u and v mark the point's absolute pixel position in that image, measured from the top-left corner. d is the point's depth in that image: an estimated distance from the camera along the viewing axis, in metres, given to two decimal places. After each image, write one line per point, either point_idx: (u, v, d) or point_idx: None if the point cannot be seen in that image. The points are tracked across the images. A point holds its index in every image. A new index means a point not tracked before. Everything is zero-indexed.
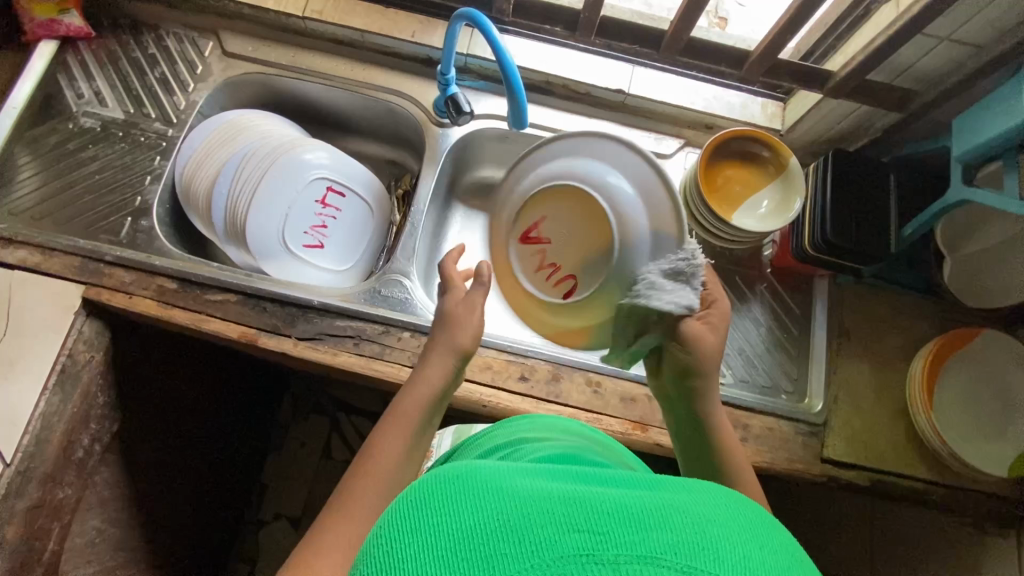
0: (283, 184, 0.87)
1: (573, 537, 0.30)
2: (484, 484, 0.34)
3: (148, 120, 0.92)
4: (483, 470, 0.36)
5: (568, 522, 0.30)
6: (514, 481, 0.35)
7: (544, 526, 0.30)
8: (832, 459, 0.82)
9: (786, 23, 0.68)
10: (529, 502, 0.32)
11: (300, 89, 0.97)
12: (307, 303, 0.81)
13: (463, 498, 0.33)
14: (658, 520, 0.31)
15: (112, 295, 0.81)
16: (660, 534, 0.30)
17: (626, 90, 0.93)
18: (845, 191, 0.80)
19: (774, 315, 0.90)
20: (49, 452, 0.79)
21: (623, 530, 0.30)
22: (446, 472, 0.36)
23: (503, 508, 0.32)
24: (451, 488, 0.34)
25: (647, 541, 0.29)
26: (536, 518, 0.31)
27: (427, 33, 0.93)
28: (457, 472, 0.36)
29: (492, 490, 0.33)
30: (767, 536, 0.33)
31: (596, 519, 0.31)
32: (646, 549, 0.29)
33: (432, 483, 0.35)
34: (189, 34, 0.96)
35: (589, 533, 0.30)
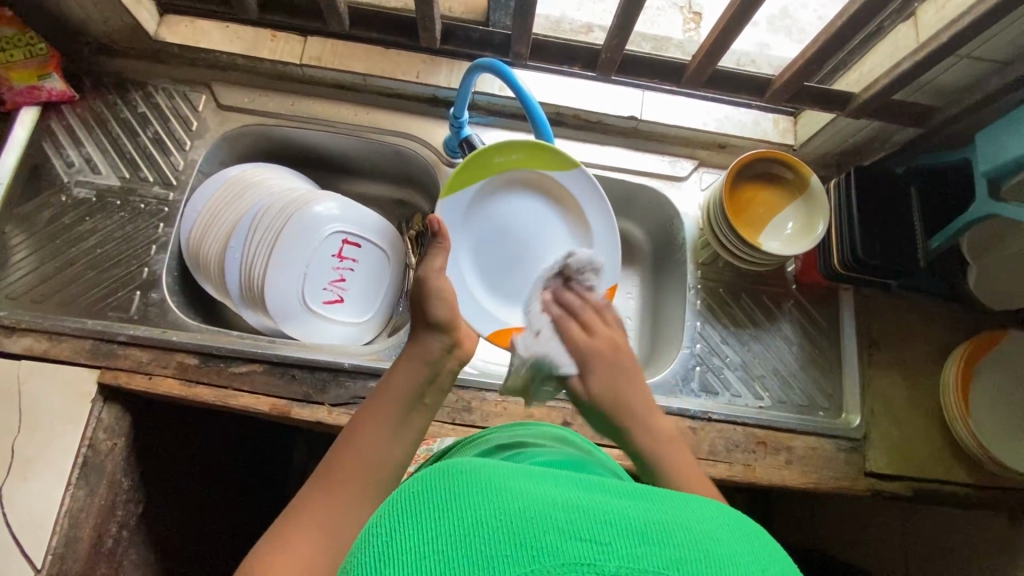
0: (298, 242, 0.84)
1: (572, 546, 0.28)
2: (483, 480, 0.32)
3: (146, 184, 0.87)
4: (482, 466, 0.33)
5: (569, 530, 0.29)
6: (518, 480, 0.32)
7: (545, 532, 0.29)
8: (875, 472, 0.83)
9: (813, 55, 0.68)
10: (531, 504, 0.30)
11: (302, 137, 0.94)
12: (338, 367, 0.79)
13: (462, 493, 0.31)
14: (660, 533, 0.30)
15: (130, 377, 0.77)
16: (666, 550, 0.29)
17: (637, 116, 0.91)
18: (870, 209, 0.80)
19: (804, 332, 0.90)
20: (81, 550, 0.75)
21: (626, 543, 0.29)
22: (451, 466, 0.33)
23: (496, 508, 0.30)
24: (454, 485, 0.31)
25: (647, 555, 0.28)
26: (538, 522, 0.29)
27: (431, 72, 0.89)
28: (458, 468, 0.33)
29: (493, 488, 0.31)
30: (776, 555, 0.32)
31: (599, 529, 0.29)
32: (651, 566, 0.28)
33: (434, 477, 0.33)
34: (180, 89, 0.92)
35: (590, 543, 0.29)
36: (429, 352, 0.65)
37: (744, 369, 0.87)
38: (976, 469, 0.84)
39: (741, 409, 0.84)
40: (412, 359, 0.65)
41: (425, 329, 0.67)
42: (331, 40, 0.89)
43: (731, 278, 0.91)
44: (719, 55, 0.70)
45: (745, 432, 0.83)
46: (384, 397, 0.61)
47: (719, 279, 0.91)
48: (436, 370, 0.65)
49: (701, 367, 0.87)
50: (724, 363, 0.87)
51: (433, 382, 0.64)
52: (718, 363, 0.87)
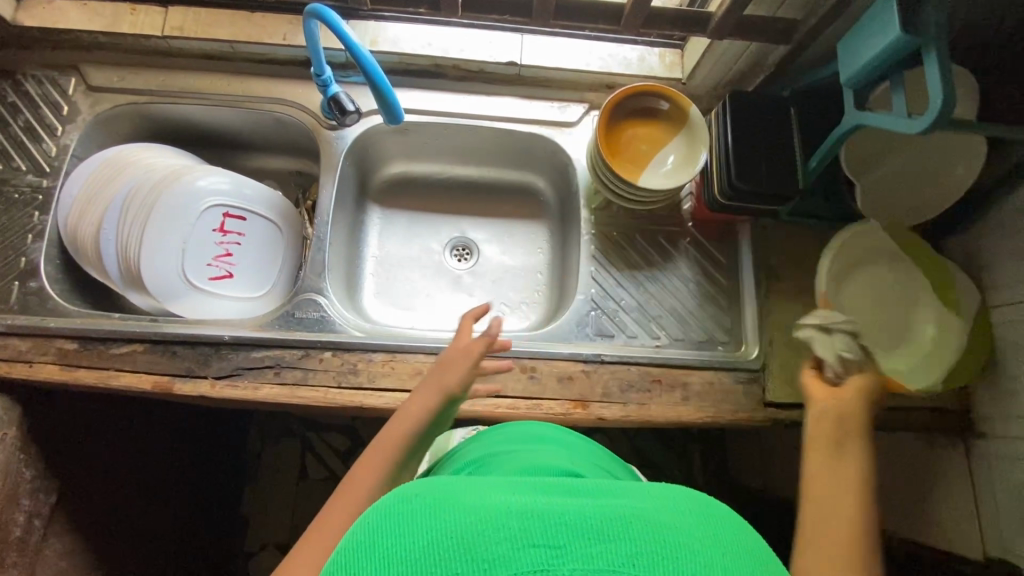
0: (175, 218, 0.82)
1: (529, 553, 0.32)
2: (452, 500, 0.36)
3: (19, 174, 0.85)
4: (451, 489, 0.37)
5: (524, 540, 0.33)
6: (473, 496, 0.36)
7: (500, 543, 0.33)
8: (774, 402, 0.82)
9: None
10: (486, 516, 0.34)
11: (180, 113, 0.91)
12: (219, 340, 0.78)
13: (419, 515, 0.35)
14: (611, 530, 0.34)
15: (10, 367, 0.77)
16: (617, 545, 0.33)
17: (517, 61, 0.89)
18: (748, 134, 0.77)
19: (700, 268, 0.88)
20: None
21: (579, 544, 0.33)
22: (411, 489, 0.37)
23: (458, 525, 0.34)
24: (409, 508, 0.35)
25: (599, 554, 0.32)
26: (494, 534, 0.33)
27: (298, 33, 0.87)
28: (414, 490, 0.37)
29: (452, 505, 0.35)
30: (723, 534, 0.36)
31: (553, 533, 0.33)
32: (601, 563, 0.32)
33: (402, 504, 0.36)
34: (48, 73, 0.90)
35: (546, 548, 0.32)
36: (430, 413, 0.61)
37: (640, 311, 0.86)
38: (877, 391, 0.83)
39: (636, 349, 0.84)
40: (410, 421, 0.60)
41: (433, 390, 0.61)
42: (193, 10, 0.87)
43: (625, 221, 0.90)
44: None
45: (640, 372, 0.82)
46: (364, 491, 0.54)
47: (612, 223, 0.90)
48: (429, 430, 0.61)
49: (596, 311, 0.86)
50: (619, 307, 0.86)
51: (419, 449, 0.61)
52: (613, 306, 0.86)
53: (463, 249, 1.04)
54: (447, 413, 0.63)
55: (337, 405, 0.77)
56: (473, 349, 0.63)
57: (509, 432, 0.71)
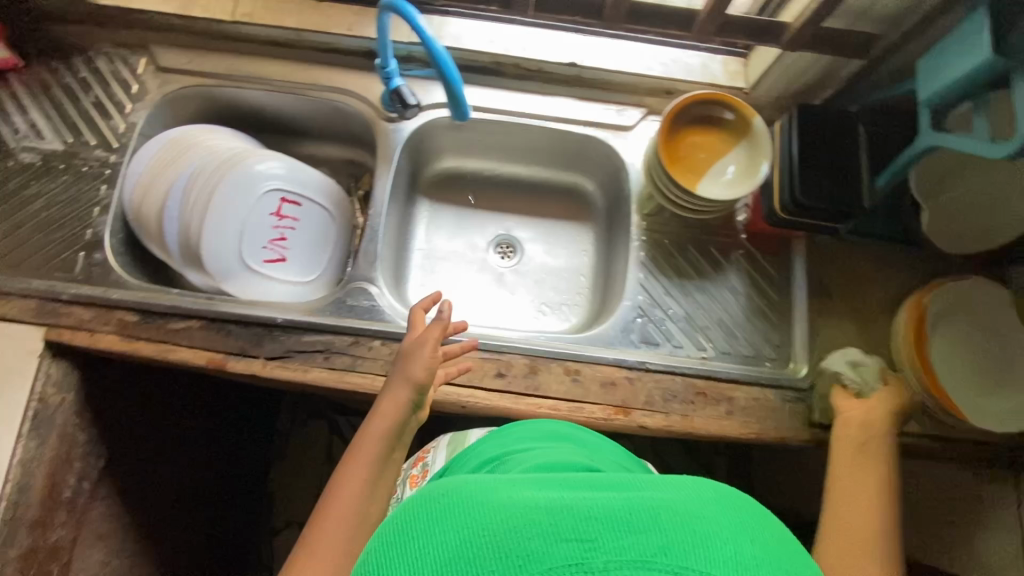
0: (235, 200, 0.84)
1: (562, 548, 0.31)
2: (475, 497, 0.35)
3: (88, 148, 0.88)
4: (473, 485, 0.36)
5: (554, 533, 0.32)
6: (493, 489, 0.36)
7: (531, 538, 0.32)
8: (821, 422, 0.81)
9: None
10: (513, 514, 0.33)
11: (243, 97, 0.93)
12: (272, 322, 0.80)
13: (440, 515, 0.34)
14: (643, 521, 0.32)
15: (73, 334, 0.79)
16: (649, 536, 0.32)
17: (579, 62, 0.88)
18: (814, 148, 0.76)
19: (751, 281, 0.87)
20: (33, 497, 0.78)
21: (610, 537, 0.32)
22: (434, 489, 0.37)
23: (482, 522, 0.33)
24: (430, 508, 0.35)
25: (633, 546, 0.31)
26: (524, 531, 0.32)
27: (364, 24, 0.88)
28: (438, 488, 0.37)
29: (476, 500, 0.35)
30: (757, 524, 0.35)
31: (584, 526, 0.32)
32: (636, 555, 0.31)
33: (424, 505, 0.36)
34: (120, 52, 0.92)
35: (578, 542, 0.31)
36: (399, 409, 0.68)
37: (688, 321, 0.85)
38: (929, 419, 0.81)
39: (682, 359, 0.83)
40: (394, 411, 0.68)
41: (400, 387, 0.69)
42: None
43: (677, 229, 0.89)
44: None
45: (685, 383, 0.81)
46: (348, 485, 0.64)
47: (664, 230, 0.89)
48: (404, 425, 0.69)
49: (642, 318, 0.85)
50: (666, 315, 0.85)
51: (399, 442, 0.68)
52: (660, 315, 0.85)
53: (506, 246, 1.04)
54: (421, 406, 0.71)
55: None
56: (426, 345, 0.70)
57: (525, 428, 0.71)
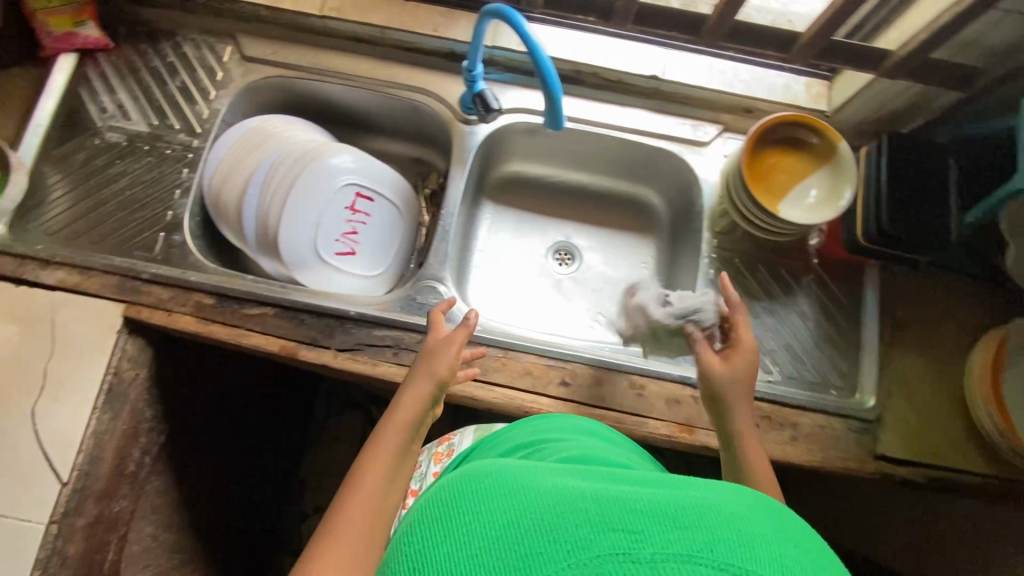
0: (313, 192, 0.86)
1: (609, 537, 0.32)
2: (518, 487, 0.37)
3: (173, 132, 0.90)
4: (521, 478, 0.39)
5: (603, 523, 0.33)
6: (536, 483, 0.38)
7: (580, 526, 0.33)
8: (887, 455, 0.79)
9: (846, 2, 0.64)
10: (552, 504, 0.35)
11: (323, 91, 0.95)
12: (344, 314, 0.81)
13: (486, 497, 0.37)
14: (688, 518, 0.33)
15: (152, 312, 0.81)
16: (694, 532, 0.32)
17: (659, 75, 0.89)
18: (903, 179, 0.75)
19: (821, 307, 0.86)
20: (103, 469, 0.80)
21: (658, 530, 0.32)
22: (485, 475, 0.40)
23: (527, 508, 0.35)
24: (478, 490, 0.38)
25: (679, 539, 0.32)
26: (569, 520, 0.33)
27: (449, 27, 0.90)
28: (487, 478, 0.39)
29: (522, 489, 0.37)
30: (800, 534, 0.35)
31: (631, 518, 0.33)
32: (681, 548, 0.31)
33: (472, 492, 0.38)
34: (207, 39, 0.94)
35: (625, 533, 0.32)
36: (422, 404, 0.64)
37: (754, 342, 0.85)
38: (998, 460, 0.79)
39: None
40: (416, 401, 0.63)
41: (422, 381, 0.65)
42: None
43: (748, 249, 0.88)
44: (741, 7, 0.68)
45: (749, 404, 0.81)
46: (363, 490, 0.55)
47: (734, 249, 0.88)
48: (423, 422, 0.64)
49: None
50: None
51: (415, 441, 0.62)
52: None
53: (564, 253, 1.04)
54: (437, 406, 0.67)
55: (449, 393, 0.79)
56: (448, 342, 0.68)
57: (553, 420, 0.71)
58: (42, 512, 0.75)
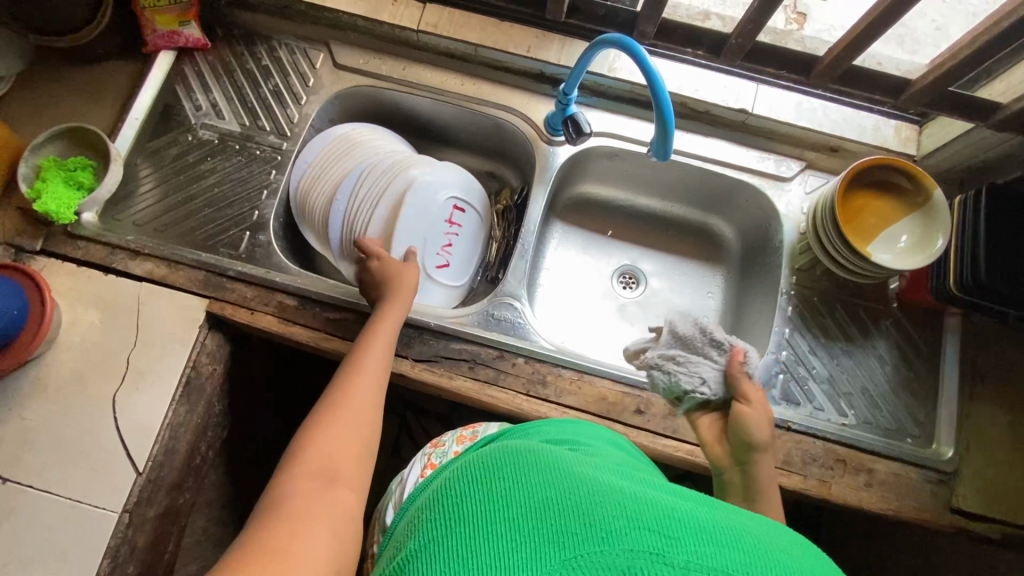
0: (398, 202, 0.87)
1: (645, 535, 0.36)
2: (564, 477, 0.42)
3: (263, 133, 0.92)
4: (568, 472, 0.43)
5: (639, 521, 0.37)
6: (581, 479, 0.42)
7: (616, 518, 0.37)
8: (963, 509, 0.78)
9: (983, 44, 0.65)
10: (595, 495, 0.39)
11: (409, 103, 0.96)
12: (423, 325, 0.82)
13: (525, 476, 0.42)
14: (725, 539, 0.37)
15: (235, 310, 0.82)
16: (727, 552, 0.36)
17: (749, 109, 0.88)
18: (1001, 230, 0.75)
19: (899, 353, 0.85)
20: (176, 461, 0.81)
21: (693, 542, 0.36)
22: (535, 459, 0.45)
23: (565, 494, 0.40)
24: (522, 470, 0.43)
25: (712, 553, 0.35)
26: (609, 512, 0.37)
27: (542, 48, 0.90)
28: (529, 463, 0.44)
29: (567, 479, 0.41)
30: (824, 569, 0.38)
31: (667, 524, 0.37)
32: (713, 562, 0.35)
33: (519, 469, 0.43)
34: (301, 45, 0.96)
35: (661, 536, 0.36)
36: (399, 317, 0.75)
37: (830, 384, 0.84)
38: None
39: (824, 423, 0.81)
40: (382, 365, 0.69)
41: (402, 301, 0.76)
42: (448, 10, 0.91)
43: (828, 288, 0.88)
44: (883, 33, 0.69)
45: (824, 447, 0.80)
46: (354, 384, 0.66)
47: (813, 287, 0.88)
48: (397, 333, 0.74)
49: (785, 375, 0.84)
50: (810, 374, 0.84)
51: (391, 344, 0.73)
52: (804, 373, 0.84)
53: (630, 277, 1.03)
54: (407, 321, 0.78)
55: (524, 412, 0.79)
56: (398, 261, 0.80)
57: (585, 425, 0.68)
58: (115, 500, 0.76)
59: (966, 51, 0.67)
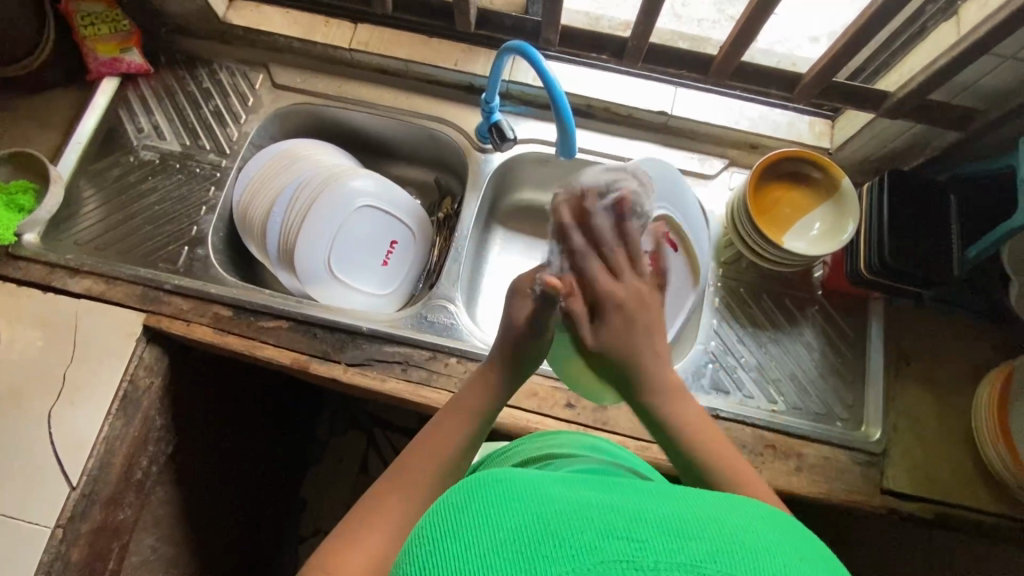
0: (333, 213, 0.90)
1: (611, 543, 0.29)
2: (514, 488, 0.33)
3: (203, 152, 0.96)
4: (517, 476, 0.34)
5: (602, 529, 0.29)
6: (535, 484, 0.33)
7: (580, 532, 0.29)
8: (893, 490, 0.78)
9: (854, 38, 0.70)
10: (552, 506, 0.31)
11: (347, 118, 1.00)
12: (357, 329, 0.83)
13: (469, 502, 0.32)
14: (702, 528, 0.30)
15: (171, 322, 0.84)
16: (702, 542, 0.29)
17: (668, 111, 0.92)
18: (902, 212, 0.78)
19: (826, 338, 0.87)
20: (112, 475, 0.81)
21: (664, 538, 0.29)
22: (470, 477, 0.35)
23: (516, 511, 0.31)
24: (458, 497, 0.33)
25: (688, 548, 0.28)
26: (570, 525, 0.29)
27: (470, 61, 0.94)
28: (470, 482, 0.34)
29: (511, 488, 0.33)
30: (806, 543, 0.32)
31: (635, 525, 0.30)
32: (688, 557, 0.28)
33: (460, 494, 0.34)
34: (241, 68, 1.00)
35: (627, 540, 0.29)
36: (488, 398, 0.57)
37: (759, 372, 0.85)
38: (1011, 500, 0.78)
39: (754, 411, 0.82)
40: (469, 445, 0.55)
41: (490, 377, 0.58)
42: (379, 29, 0.96)
43: (754, 279, 0.90)
44: (764, 24, 0.72)
45: (754, 434, 0.81)
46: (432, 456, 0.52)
47: (740, 279, 0.90)
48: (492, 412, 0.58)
49: (714, 364, 0.86)
50: (738, 363, 0.86)
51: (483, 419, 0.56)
52: (733, 363, 0.86)
53: None
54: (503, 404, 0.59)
55: None
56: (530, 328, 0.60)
57: (552, 437, 0.70)
58: (49, 515, 0.76)
59: (843, 43, 0.71)
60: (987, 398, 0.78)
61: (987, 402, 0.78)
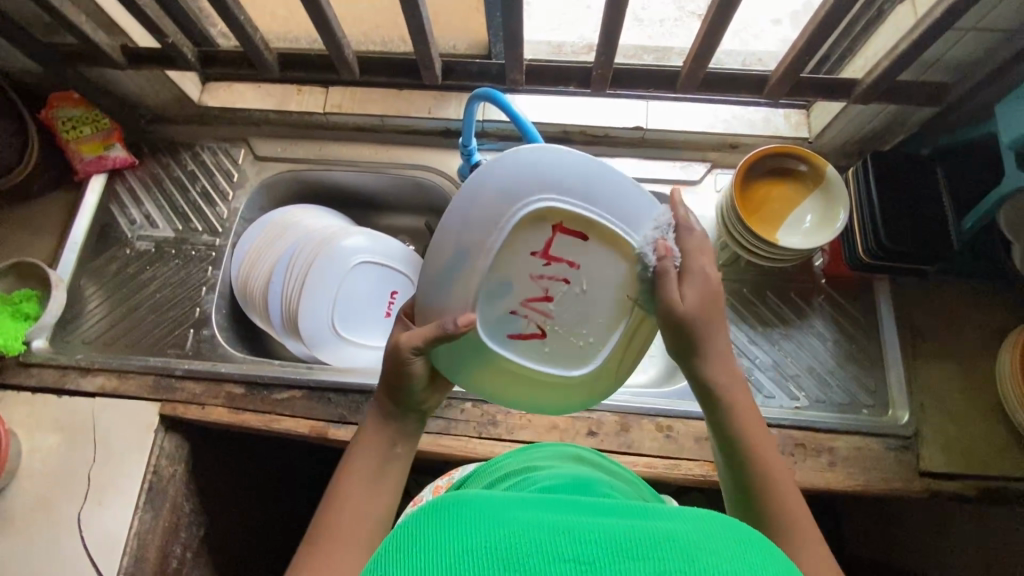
0: (330, 275, 0.91)
1: (558, 568, 0.31)
2: (470, 517, 0.34)
3: (196, 234, 0.97)
4: (476, 503, 0.36)
5: (549, 554, 0.31)
6: (491, 510, 0.35)
7: (528, 558, 0.31)
8: (931, 471, 0.77)
9: (815, 34, 0.71)
10: (504, 534, 0.33)
11: (331, 178, 1.01)
12: (369, 388, 0.83)
13: (424, 531, 0.34)
14: (647, 547, 0.32)
15: (186, 408, 0.84)
16: (647, 562, 0.31)
17: (643, 126, 0.93)
18: (891, 192, 0.79)
19: (837, 326, 0.86)
20: (148, 569, 0.81)
21: (609, 560, 0.31)
22: (432, 503, 0.37)
23: (470, 535, 0.33)
24: (417, 524, 0.35)
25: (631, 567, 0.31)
26: (521, 553, 0.31)
27: (442, 107, 0.96)
28: (428, 510, 0.36)
29: (471, 516, 0.34)
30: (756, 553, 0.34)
31: (580, 548, 0.32)
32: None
33: (418, 521, 0.35)
34: (223, 146, 1.02)
35: (574, 562, 0.31)
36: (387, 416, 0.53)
37: (776, 370, 0.85)
38: None
39: (777, 410, 0.81)
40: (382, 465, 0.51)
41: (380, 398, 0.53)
42: (350, 89, 0.98)
43: (756, 277, 0.90)
44: (725, 30, 0.73)
45: (783, 434, 0.79)
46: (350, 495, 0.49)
47: (742, 279, 0.90)
48: (396, 428, 0.53)
49: None
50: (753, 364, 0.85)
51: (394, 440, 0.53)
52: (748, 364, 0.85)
53: None
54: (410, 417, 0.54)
55: (478, 456, 0.80)
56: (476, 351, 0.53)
57: (539, 451, 0.68)
58: None
59: (804, 40, 0.72)
60: (1010, 366, 0.76)
61: (1011, 370, 0.76)
